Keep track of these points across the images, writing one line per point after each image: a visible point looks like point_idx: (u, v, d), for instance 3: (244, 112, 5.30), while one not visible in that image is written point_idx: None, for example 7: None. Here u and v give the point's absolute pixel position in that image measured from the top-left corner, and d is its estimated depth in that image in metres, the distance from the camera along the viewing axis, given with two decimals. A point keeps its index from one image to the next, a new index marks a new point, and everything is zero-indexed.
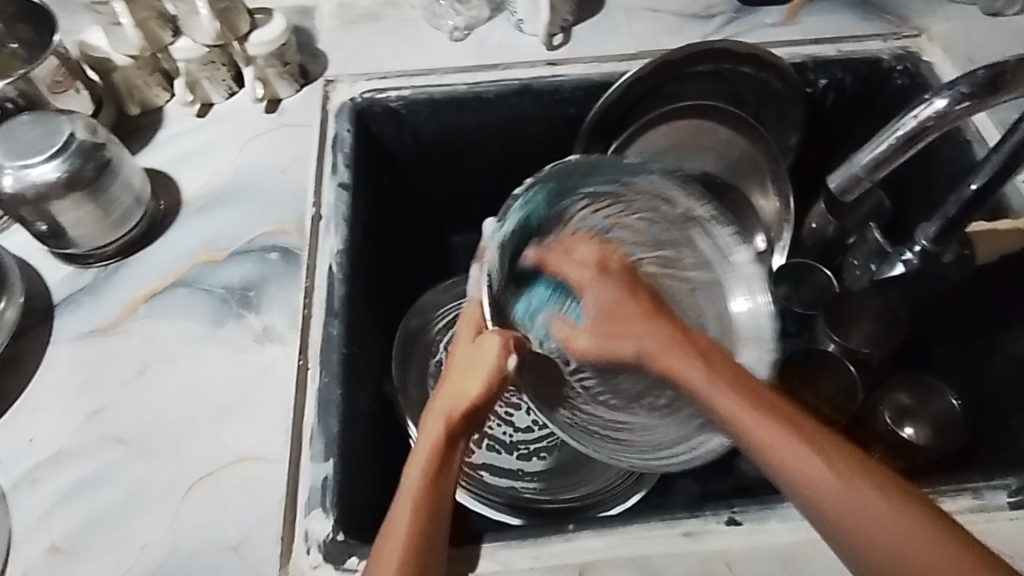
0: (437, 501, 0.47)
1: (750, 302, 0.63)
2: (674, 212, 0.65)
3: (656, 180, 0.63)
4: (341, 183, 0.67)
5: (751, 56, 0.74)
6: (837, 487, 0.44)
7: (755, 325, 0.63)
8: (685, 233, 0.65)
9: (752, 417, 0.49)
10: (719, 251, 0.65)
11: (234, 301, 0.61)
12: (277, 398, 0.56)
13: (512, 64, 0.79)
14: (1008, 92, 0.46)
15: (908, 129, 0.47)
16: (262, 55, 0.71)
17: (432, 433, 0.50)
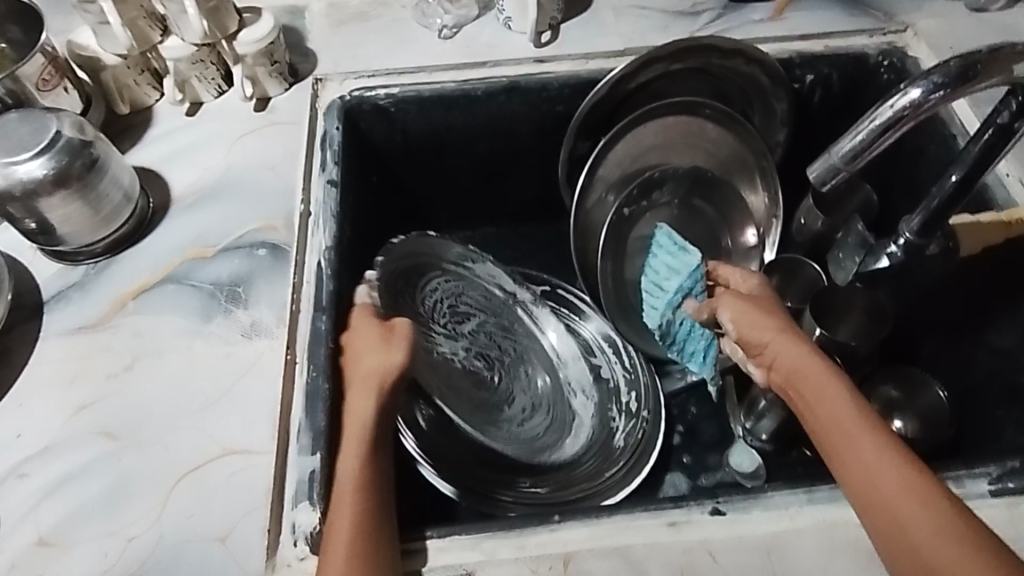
0: (372, 486, 0.49)
1: (565, 347, 0.83)
2: (501, 290, 0.83)
3: (486, 265, 0.82)
4: (330, 180, 0.68)
5: (738, 52, 0.76)
6: (883, 471, 0.46)
7: (574, 364, 0.82)
8: (513, 306, 0.83)
9: (850, 430, 0.49)
10: (535, 320, 0.83)
11: (222, 296, 0.61)
12: (265, 391, 0.57)
13: (500, 62, 0.79)
14: (979, 83, 0.47)
15: (885, 120, 0.48)
16: (251, 54, 0.71)
17: (362, 415, 0.53)
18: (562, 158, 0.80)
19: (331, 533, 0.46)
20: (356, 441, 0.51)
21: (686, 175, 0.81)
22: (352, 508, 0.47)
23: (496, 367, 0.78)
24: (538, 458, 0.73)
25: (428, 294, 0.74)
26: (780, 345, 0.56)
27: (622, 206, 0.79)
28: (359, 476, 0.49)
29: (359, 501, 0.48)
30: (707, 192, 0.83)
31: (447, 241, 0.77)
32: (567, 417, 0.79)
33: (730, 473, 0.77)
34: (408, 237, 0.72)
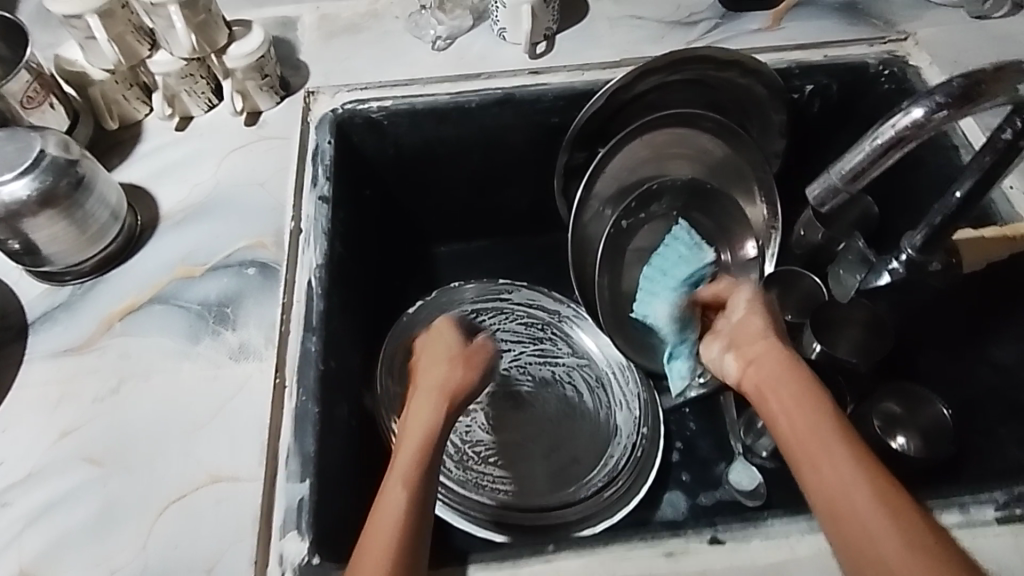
0: (423, 478, 0.50)
1: (606, 365, 0.83)
2: (545, 316, 0.86)
3: (526, 294, 0.87)
4: (321, 197, 0.68)
5: (735, 62, 0.74)
6: (857, 485, 0.46)
7: (614, 378, 0.82)
8: (556, 329, 0.85)
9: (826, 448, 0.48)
10: (576, 340, 0.84)
11: (211, 317, 0.60)
12: (253, 415, 0.55)
13: (494, 74, 0.78)
14: (982, 102, 0.46)
15: (885, 141, 0.47)
16: (240, 68, 0.70)
17: (426, 413, 0.55)
18: (560, 169, 0.79)
19: (376, 517, 0.48)
20: (422, 431, 0.53)
21: (685, 187, 0.80)
22: (402, 498, 0.48)
23: (524, 403, 0.80)
24: (554, 487, 0.73)
25: None
26: (761, 359, 0.56)
27: (620, 218, 0.78)
28: (416, 466, 0.51)
29: (410, 492, 0.49)
30: (703, 203, 0.82)
31: (468, 286, 0.85)
32: (603, 438, 0.77)
33: (730, 492, 0.76)
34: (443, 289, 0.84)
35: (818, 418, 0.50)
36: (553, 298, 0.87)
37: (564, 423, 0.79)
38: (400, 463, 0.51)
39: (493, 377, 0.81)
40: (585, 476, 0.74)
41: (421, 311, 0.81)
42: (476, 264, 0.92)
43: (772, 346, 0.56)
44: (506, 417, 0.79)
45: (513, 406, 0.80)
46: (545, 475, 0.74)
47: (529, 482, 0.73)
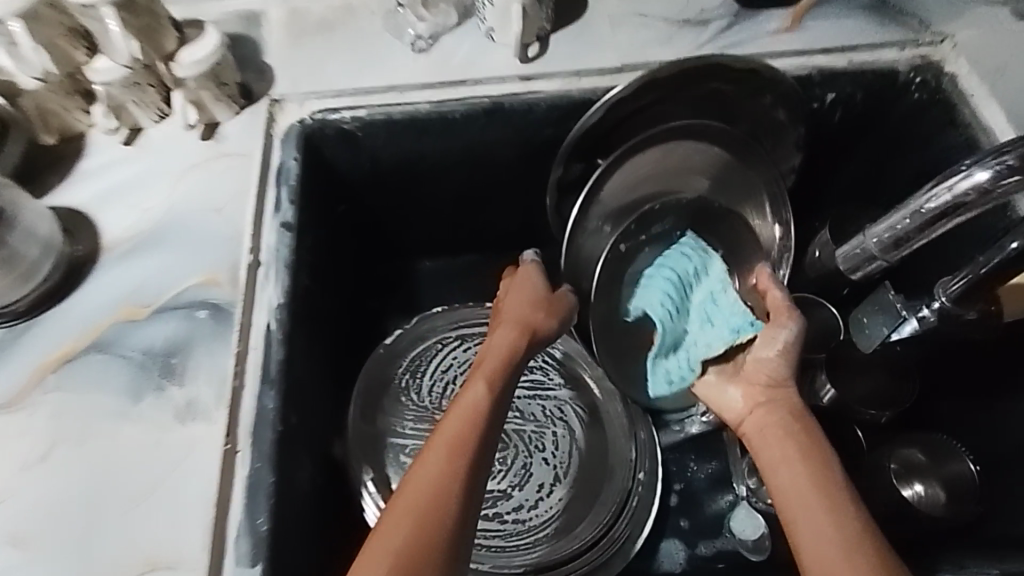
0: (503, 379, 0.55)
1: (602, 400, 0.76)
2: None
3: None
4: (285, 224, 0.61)
5: (751, 71, 0.67)
6: (841, 540, 0.49)
7: (612, 414, 0.75)
8: (549, 358, 0.78)
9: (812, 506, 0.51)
10: (571, 371, 0.78)
11: (155, 369, 0.53)
12: (198, 488, 0.49)
13: (481, 80, 0.70)
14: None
15: (908, 225, 0.48)
16: (193, 77, 0.62)
17: (507, 334, 0.59)
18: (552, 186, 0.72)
19: (457, 408, 0.52)
20: (504, 345, 0.58)
21: (692, 206, 0.71)
22: (481, 396, 0.53)
23: (511, 443, 0.72)
24: (543, 541, 0.67)
25: (437, 374, 0.73)
26: (763, 418, 0.60)
27: (619, 242, 0.69)
28: (500, 369, 0.56)
29: (489, 392, 0.53)
30: (710, 225, 0.73)
31: (454, 310, 0.78)
32: (599, 483, 0.71)
33: (731, 541, 0.71)
34: (422, 318, 0.77)
35: (814, 474, 0.53)
36: None
37: (555, 464, 0.72)
38: (487, 362, 0.56)
39: None
40: (577, 528, 0.68)
41: (399, 340, 0.75)
42: (462, 282, 0.85)
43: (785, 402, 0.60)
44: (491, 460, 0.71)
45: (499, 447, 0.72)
46: (533, 527, 0.68)
47: (515, 535, 0.67)
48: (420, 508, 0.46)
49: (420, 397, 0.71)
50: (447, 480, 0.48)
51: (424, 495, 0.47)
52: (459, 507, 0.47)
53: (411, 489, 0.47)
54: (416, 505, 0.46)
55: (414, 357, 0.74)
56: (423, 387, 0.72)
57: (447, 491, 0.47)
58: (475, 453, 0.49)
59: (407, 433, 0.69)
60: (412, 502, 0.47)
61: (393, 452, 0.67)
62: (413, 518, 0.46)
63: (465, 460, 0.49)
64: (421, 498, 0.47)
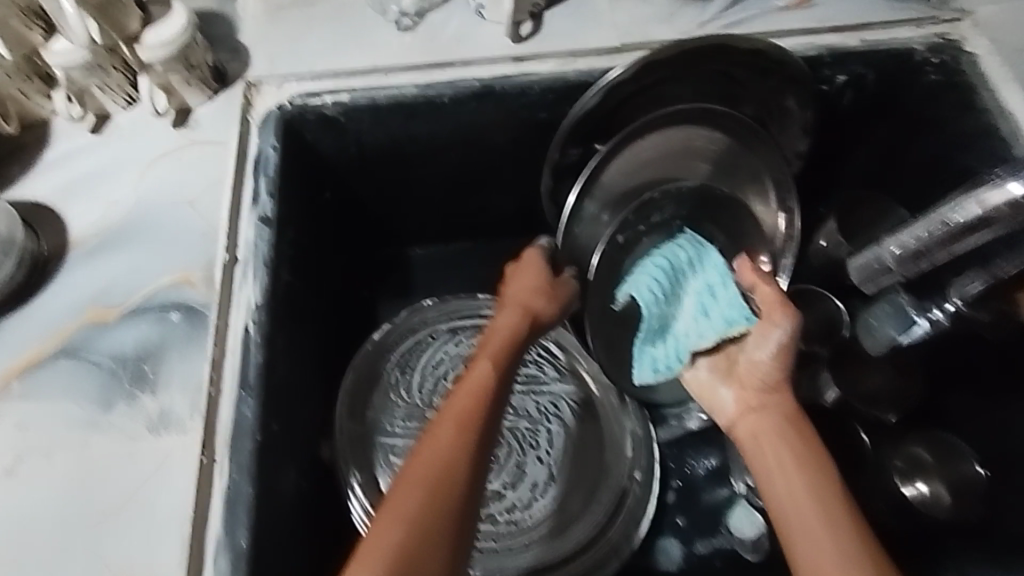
0: (508, 363, 0.55)
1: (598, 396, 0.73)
2: None
3: None
4: (263, 217, 0.57)
5: (755, 52, 0.63)
6: (839, 551, 0.47)
7: (606, 410, 0.73)
8: (544, 352, 0.75)
9: (810, 520, 0.49)
10: (565, 366, 0.75)
11: (126, 376, 0.51)
12: (173, 501, 0.47)
13: (470, 61, 0.66)
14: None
15: (931, 238, 0.47)
16: (159, 61, 0.58)
17: (507, 320, 0.59)
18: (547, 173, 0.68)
19: (464, 383, 0.52)
20: (506, 331, 0.57)
21: (694, 194, 0.68)
22: (488, 372, 0.53)
23: (504, 442, 0.70)
24: (536, 543, 0.65)
25: (428, 369, 0.70)
26: (758, 422, 0.58)
27: (615, 233, 0.65)
28: (505, 354, 0.55)
29: (495, 371, 0.53)
30: (713, 213, 0.69)
31: (444, 302, 0.74)
32: (593, 482, 0.69)
33: (728, 540, 0.70)
34: (411, 310, 0.73)
35: (810, 484, 0.52)
36: None
37: (550, 462, 0.70)
38: (492, 343, 0.56)
39: None
40: (571, 530, 0.66)
41: (388, 334, 0.72)
42: (454, 271, 0.81)
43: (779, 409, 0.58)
44: None
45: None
46: (527, 528, 0.66)
47: (507, 537, 0.65)
48: (431, 475, 0.46)
49: (409, 394, 0.69)
50: (457, 451, 0.47)
51: (440, 456, 0.47)
52: (469, 476, 0.47)
53: (422, 456, 0.47)
54: (426, 471, 0.46)
55: (403, 352, 0.71)
56: (411, 384, 0.69)
57: (457, 459, 0.47)
58: (482, 425, 0.50)
59: (397, 432, 0.66)
60: (422, 470, 0.46)
61: (382, 453, 0.64)
62: (423, 486, 0.46)
63: (474, 432, 0.49)
64: (431, 465, 0.46)
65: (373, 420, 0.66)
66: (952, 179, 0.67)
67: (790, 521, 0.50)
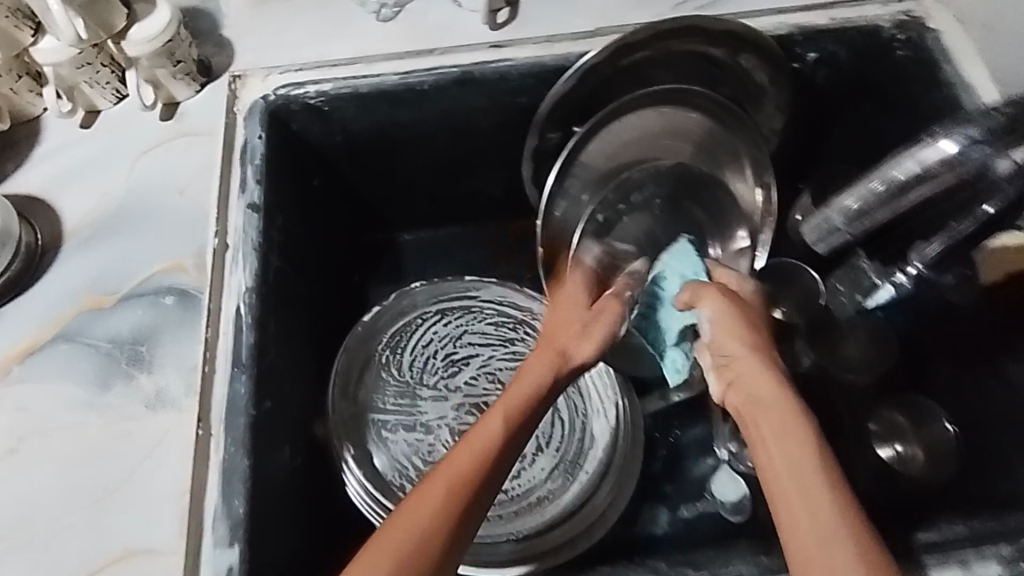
0: (527, 417, 0.49)
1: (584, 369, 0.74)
2: (518, 313, 0.76)
3: (494, 289, 0.77)
4: (251, 205, 0.59)
5: (727, 33, 0.65)
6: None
7: (591, 383, 0.74)
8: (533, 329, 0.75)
9: (801, 520, 0.42)
10: None
11: (123, 357, 0.53)
12: (172, 474, 0.49)
13: (449, 49, 0.67)
14: (995, 160, 0.46)
15: (876, 191, 0.51)
16: (145, 55, 0.60)
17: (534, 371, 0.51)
18: (528, 156, 0.70)
19: (471, 438, 0.46)
20: (533, 383, 0.51)
21: (669, 173, 0.72)
22: (501, 429, 0.47)
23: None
24: (527, 509, 0.68)
25: (419, 349, 0.73)
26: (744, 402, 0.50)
27: (597, 212, 0.70)
28: (526, 406, 0.49)
29: (509, 426, 0.47)
30: (696, 194, 0.73)
31: (432, 284, 0.76)
32: (578, 450, 0.71)
33: (712, 504, 0.72)
34: (400, 294, 0.75)
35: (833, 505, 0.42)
36: (524, 293, 0.76)
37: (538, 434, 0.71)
38: (515, 391, 0.49)
39: (459, 388, 0.71)
40: (560, 498, 0.68)
41: (379, 317, 0.74)
42: (442, 255, 0.82)
43: (783, 405, 0.47)
44: None
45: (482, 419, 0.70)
46: (517, 497, 0.68)
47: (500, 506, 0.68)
48: (409, 543, 0.41)
49: (402, 373, 0.71)
50: (445, 521, 0.42)
51: (417, 523, 0.42)
52: (450, 539, 0.42)
53: (403, 521, 0.42)
54: (399, 542, 0.41)
55: (394, 334, 0.73)
56: (402, 364, 0.72)
57: (434, 528, 0.42)
58: (473, 486, 0.44)
59: (389, 409, 0.69)
60: (401, 534, 0.41)
61: (375, 429, 0.67)
62: (397, 551, 0.41)
63: (464, 498, 0.43)
64: (411, 532, 0.41)
65: (367, 397, 0.69)
66: None
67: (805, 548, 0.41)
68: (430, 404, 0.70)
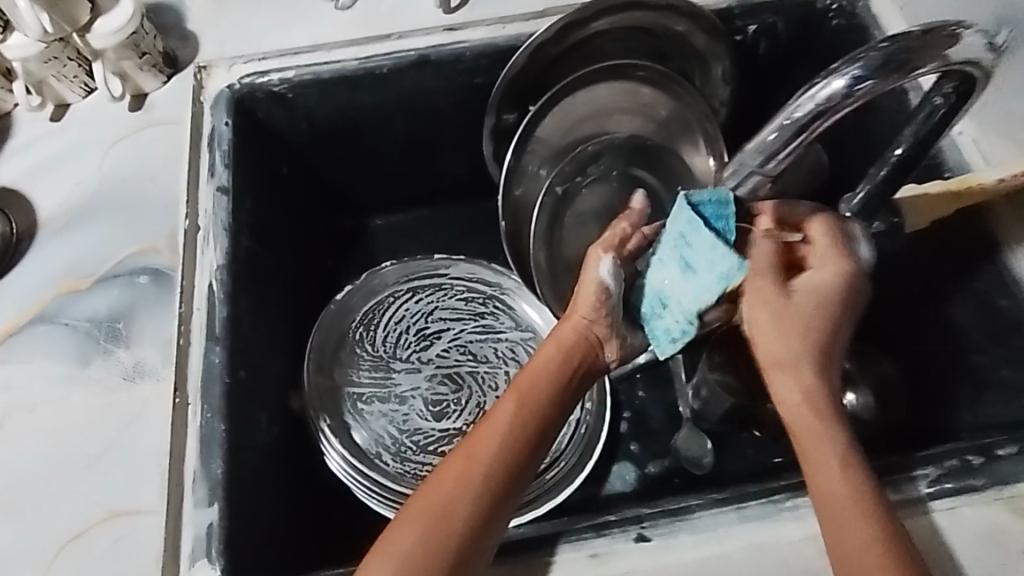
0: (540, 401, 0.51)
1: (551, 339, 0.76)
2: (488, 289, 0.79)
3: (463, 265, 0.79)
4: (220, 187, 0.62)
5: (668, 8, 0.68)
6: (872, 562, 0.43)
7: None
8: (502, 302, 0.78)
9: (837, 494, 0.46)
10: (520, 314, 0.77)
11: (102, 335, 0.56)
12: (153, 441, 0.52)
13: (405, 33, 0.70)
14: (910, 73, 0.42)
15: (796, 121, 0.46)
16: (111, 47, 0.62)
17: (546, 352, 0.53)
18: (487, 133, 0.73)
19: (487, 422, 0.50)
20: (543, 366, 0.52)
21: (625, 145, 0.74)
22: (512, 414, 0.50)
23: (465, 384, 0.73)
24: None
25: (391, 325, 0.75)
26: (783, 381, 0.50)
27: (556, 184, 0.72)
28: (539, 390, 0.51)
29: (520, 412, 0.50)
30: (649, 165, 0.75)
31: (399, 264, 0.78)
32: None
33: (677, 459, 0.75)
34: (368, 275, 0.77)
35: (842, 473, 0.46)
36: (494, 270, 0.79)
37: None
38: (526, 376, 0.52)
39: (431, 360, 0.74)
40: None
41: (351, 296, 0.75)
42: (412, 236, 0.85)
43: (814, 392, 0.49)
44: (446, 404, 0.72)
45: (454, 389, 0.73)
46: None
47: None
48: (430, 525, 0.46)
49: (375, 348, 0.74)
50: (459, 504, 0.47)
51: (438, 499, 0.47)
52: (467, 513, 0.47)
53: (424, 504, 0.47)
54: (424, 512, 0.46)
55: (365, 313, 0.75)
56: (375, 340, 0.74)
57: (454, 504, 0.47)
58: (487, 466, 0.48)
59: (363, 381, 0.71)
60: (418, 517, 0.46)
61: (350, 401, 0.70)
62: (423, 523, 0.46)
63: (479, 476, 0.47)
64: (429, 515, 0.46)
65: (341, 371, 0.71)
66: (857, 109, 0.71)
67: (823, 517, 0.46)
68: (403, 376, 0.73)
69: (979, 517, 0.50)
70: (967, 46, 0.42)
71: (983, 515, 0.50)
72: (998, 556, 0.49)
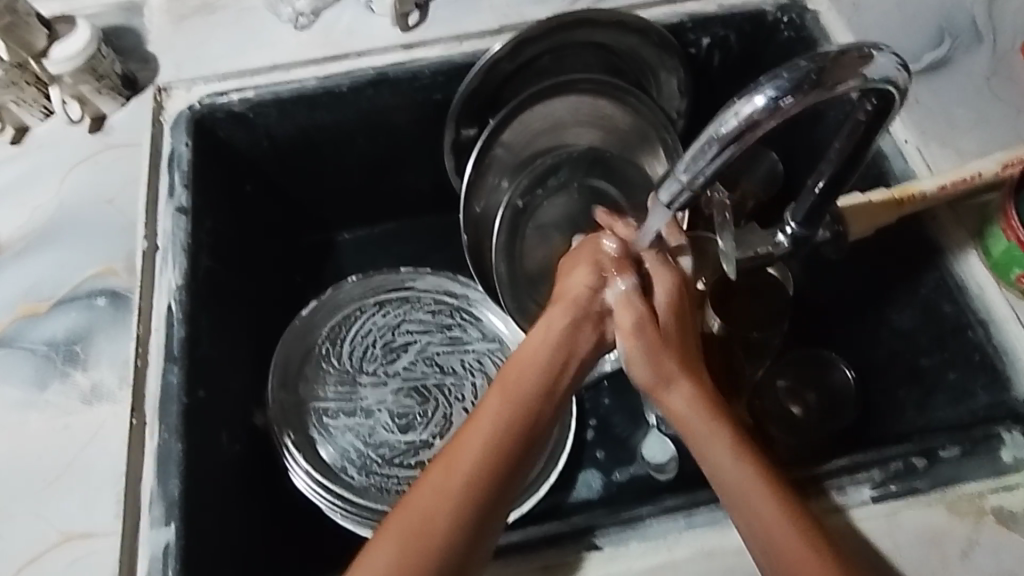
0: (524, 398, 0.51)
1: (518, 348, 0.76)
2: (454, 301, 0.79)
3: (430, 279, 0.80)
4: (179, 209, 0.62)
5: (620, 23, 0.69)
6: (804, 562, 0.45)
7: None
8: (469, 314, 0.79)
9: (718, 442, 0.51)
10: (485, 326, 0.78)
11: (59, 358, 0.57)
12: (109, 462, 0.53)
13: (363, 52, 0.71)
14: (832, 88, 0.41)
15: (720, 138, 0.43)
16: (67, 73, 0.63)
17: (532, 344, 0.53)
18: (447, 149, 0.74)
19: (469, 428, 0.50)
20: (530, 360, 0.53)
21: (583, 157, 0.75)
22: (495, 415, 0.50)
23: (432, 396, 0.74)
24: None
25: (358, 338, 0.76)
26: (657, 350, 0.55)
27: (516, 197, 0.73)
28: (523, 387, 0.51)
29: (504, 411, 0.50)
30: (609, 176, 0.76)
31: (364, 278, 0.79)
32: None
33: (643, 466, 0.76)
34: (333, 291, 0.77)
35: (759, 474, 0.49)
36: (460, 282, 0.80)
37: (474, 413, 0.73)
38: (512, 373, 0.52)
39: (397, 373, 0.75)
40: None
41: (317, 311, 0.76)
42: (380, 251, 0.85)
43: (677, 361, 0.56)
44: (413, 417, 0.72)
45: (420, 401, 0.73)
46: None
47: None
48: (407, 536, 0.46)
49: (342, 362, 0.74)
50: (437, 513, 0.47)
51: (417, 510, 0.47)
52: (449, 521, 0.47)
53: (401, 517, 0.47)
54: (401, 527, 0.46)
55: (330, 328, 0.76)
56: (342, 354, 0.75)
57: (435, 513, 0.47)
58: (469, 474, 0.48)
59: (329, 396, 0.72)
60: (394, 534, 0.46)
61: (315, 416, 0.70)
62: (401, 535, 0.46)
63: (461, 483, 0.47)
64: (406, 528, 0.46)
65: (307, 386, 0.72)
66: (810, 120, 0.73)
67: (750, 526, 0.48)
68: (369, 390, 0.73)
69: (920, 516, 0.52)
70: (882, 64, 0.43)
71: (923, 516, 0.52)
72: (939, 554, 0.50)
